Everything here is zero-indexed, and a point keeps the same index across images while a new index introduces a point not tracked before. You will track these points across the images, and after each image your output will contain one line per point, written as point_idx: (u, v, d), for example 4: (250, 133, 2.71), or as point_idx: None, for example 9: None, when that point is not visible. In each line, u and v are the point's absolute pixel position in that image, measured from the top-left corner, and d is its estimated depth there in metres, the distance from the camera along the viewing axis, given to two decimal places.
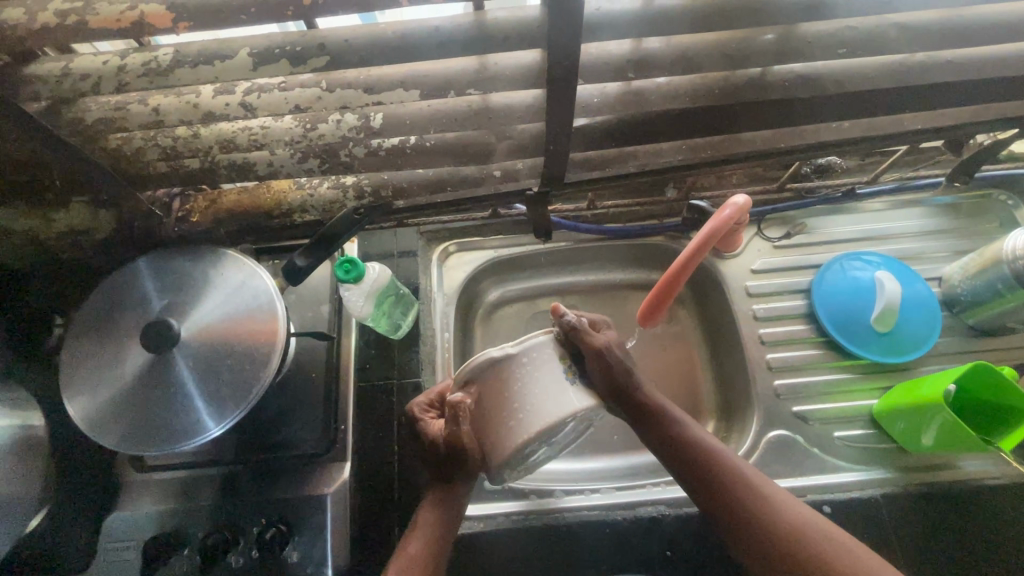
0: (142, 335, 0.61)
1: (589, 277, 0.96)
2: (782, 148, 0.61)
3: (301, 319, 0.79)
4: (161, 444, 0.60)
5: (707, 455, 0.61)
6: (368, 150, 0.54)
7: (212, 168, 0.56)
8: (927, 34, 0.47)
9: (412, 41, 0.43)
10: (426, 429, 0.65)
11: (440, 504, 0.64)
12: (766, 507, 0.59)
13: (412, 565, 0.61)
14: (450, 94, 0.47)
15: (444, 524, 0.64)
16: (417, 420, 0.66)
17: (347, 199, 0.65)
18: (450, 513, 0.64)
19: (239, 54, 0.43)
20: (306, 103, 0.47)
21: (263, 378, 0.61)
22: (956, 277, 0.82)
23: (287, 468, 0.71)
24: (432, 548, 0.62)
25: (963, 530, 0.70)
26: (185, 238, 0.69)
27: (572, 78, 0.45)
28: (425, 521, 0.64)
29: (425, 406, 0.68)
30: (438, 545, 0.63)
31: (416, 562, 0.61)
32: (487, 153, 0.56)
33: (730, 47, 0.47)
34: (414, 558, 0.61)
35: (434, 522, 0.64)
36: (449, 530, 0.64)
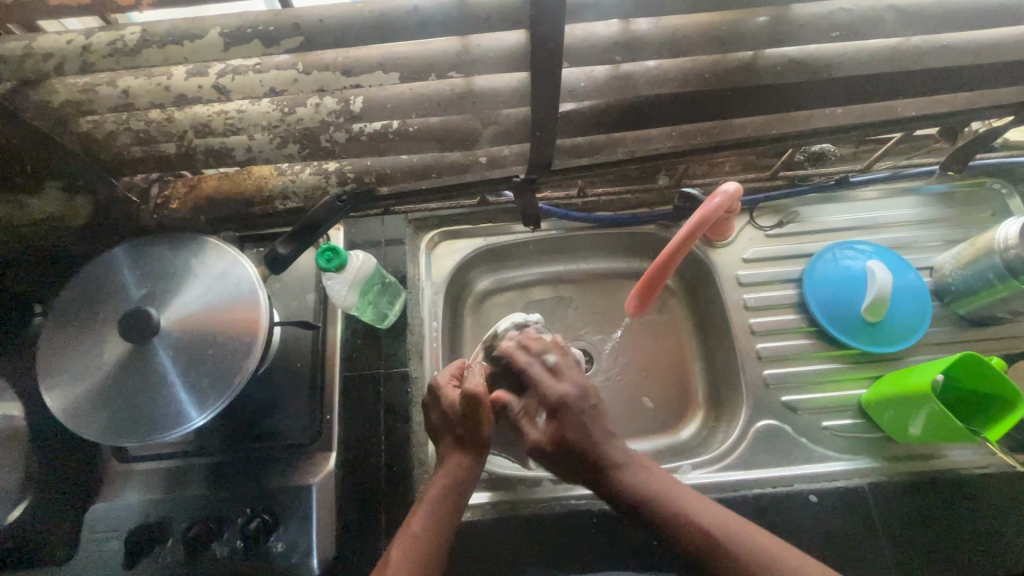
0: (120, 324, 0.60)
1: (580, 266, 0.95)
2: (774, 135, 0.60)
3: (286, 308, 0.78)
4: (141, 436, 0.59)
5: (685, 523, 0.56)
6: (349, 134, 0.53)
7: (188, 154, 0.54)
8: (922, 17, 0.46)
9: (390, 21, 0.41)
10: (446, 395, 0.66)
11: (460, 467, 0.64)
12: (753, 567, 0.53)
13: (420, 529, 0.60)
14: (430, 76, 0.46)
15: (461, 486, 0.63)
16: (439, 387, 0.67)
17: (330, 184, 0.63)
18: (468, 480, 0.64)
19: (210, 33, 0.41)
20: (282, 86, 0.46)
21: (245, 369, 0.60)
22: (947, 267, 0.82)
23: (272, 459, 0.71)
24: (445, 506, 0.62)
25: (947, 519, 0.70)
26: (165, 225, 0.68)
27: (556, 60, 0.43)
28: (439, 484, 0.63)
29: (449, 375, 0.69)
30: (452, 508, 0.62)
31: (426, 522, 0.60)
32: (472, 138, 0.55)
33: (721, 29, 0.45)
34: (423, 518, 0.61)
35: (450, 486, 0.63)
36: (463, 494, 0.63)
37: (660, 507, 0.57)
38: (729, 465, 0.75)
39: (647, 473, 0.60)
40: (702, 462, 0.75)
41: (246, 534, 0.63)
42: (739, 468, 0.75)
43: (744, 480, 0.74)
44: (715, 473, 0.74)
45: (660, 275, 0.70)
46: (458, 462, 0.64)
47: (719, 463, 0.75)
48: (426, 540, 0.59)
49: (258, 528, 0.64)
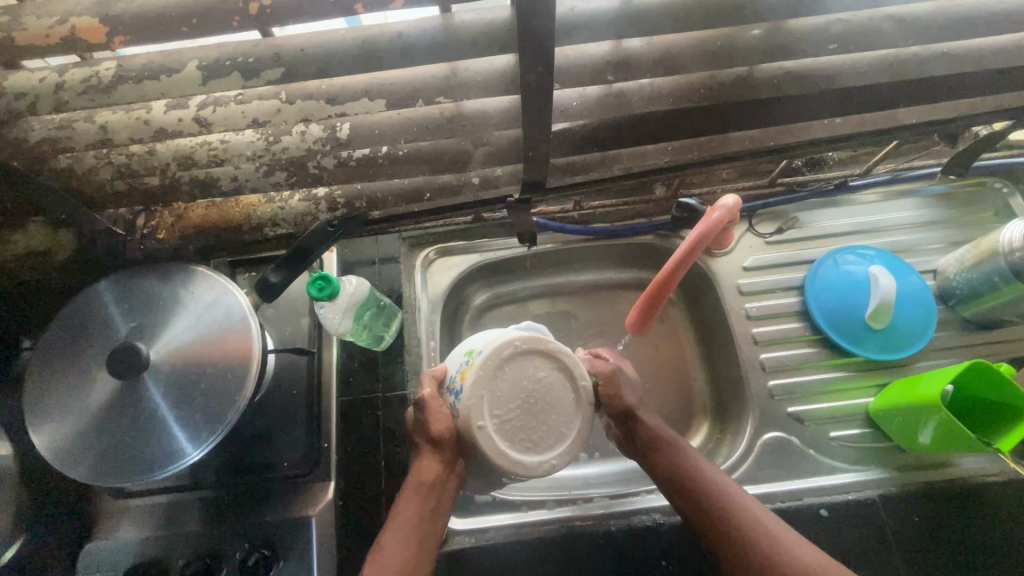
0: (108, 359, 0.58)
1: (578, 278, 0.94)
2: (771, 147, 0.58)
3: (280, 334, 0.76)
4: (134, 474, 0.58)
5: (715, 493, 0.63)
6: (337, 160, 0.52)
7: (173, 186, 0.53)
8: (922, 27, 0.44)
9: (375, 48, 0.40)
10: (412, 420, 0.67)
11: (430, 475, 0.61)
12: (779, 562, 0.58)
13: (396, 546, 0.59)
14: (418, 103, 0.44)
15: (432, 491, 0.61)
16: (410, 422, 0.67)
17: (320, 211, 0.62)
18: (439, 484, 0.61)
19: (187, 67, 0.40)
20: (265, 116, 0.44)
21: (240, 401, 0.59)
22: (951, 269, 0.81)
23: (270, 489, 0.69)
24: (419, 513, 0.61)
25: (960, 530, 0.69)
26: (152, 257, 0.65)
27: (548, 82, 0.42)
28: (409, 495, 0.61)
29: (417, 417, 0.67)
30: (426, 517, 0.61)
31: (401, 535, 0.60)
32: (463, 160, 0.54)
33: (716, 44, 0.44)
34: (398, 531, 0.60)
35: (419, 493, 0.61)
36: (438, 497, 0.61)
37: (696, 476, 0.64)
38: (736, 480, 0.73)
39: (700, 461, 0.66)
40: None
41: (246, 570, 0.62)
42: (747, 483, 0.73)
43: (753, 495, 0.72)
44: None
45: (653, 302, 0.69)
46: (427, 470, 0.61)
47: None
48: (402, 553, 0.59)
49: (257, 563, 0.62)
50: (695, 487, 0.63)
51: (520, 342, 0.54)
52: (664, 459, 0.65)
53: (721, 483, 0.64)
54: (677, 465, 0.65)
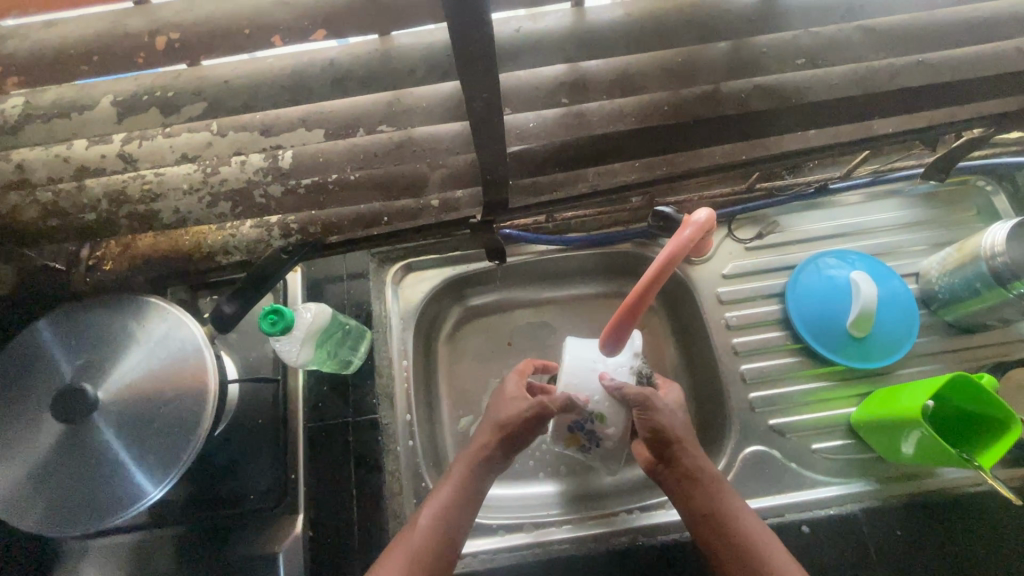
0: (53, 401, 0.55)
1: (556, 288, 0.92)
2: (744, 161, 0.56)
3: (244, 360, 0.73)
4: (89, 520, 0.55)
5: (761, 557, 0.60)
6: (284, 189, 0.49)
7: (110, 221, 0.50)
8: (892, 40, 0.42)
9: (304, 79, 0.37)
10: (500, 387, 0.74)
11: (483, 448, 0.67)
12: None
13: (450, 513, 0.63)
14: (359, 132, 0.41)
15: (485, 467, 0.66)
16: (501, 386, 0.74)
17: (273, 237, 0.59)
18: (492, 463, 0.66)
19: (101, 103, 0.37)
20: (195, 151, 0.41)
21: (195, 441, 0.57)
22: (933, 272, 0.79)
23: (237, 524, 0.67)
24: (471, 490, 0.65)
25: (944, 543, 0.68)
26: (100, 288, 0.63)
27: (496, 109, 0.39)
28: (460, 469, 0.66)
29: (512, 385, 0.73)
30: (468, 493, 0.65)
31: (454, 498, 0.64)
32: (418, 185, 0.51)
33: (676, 61, 0.41)
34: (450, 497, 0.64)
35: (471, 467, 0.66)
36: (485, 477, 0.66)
37: (746, 534, 0.61)
38: None
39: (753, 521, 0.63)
40: None
41: None
42: None
43: None
44: None
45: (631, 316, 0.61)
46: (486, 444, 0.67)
47: None
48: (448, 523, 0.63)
49: None
50: (730, 520, 0.62)
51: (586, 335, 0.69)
52: (712, 507, 0.62)
53: (750, 521, 0.62)
54: (727, 519, 0.62)
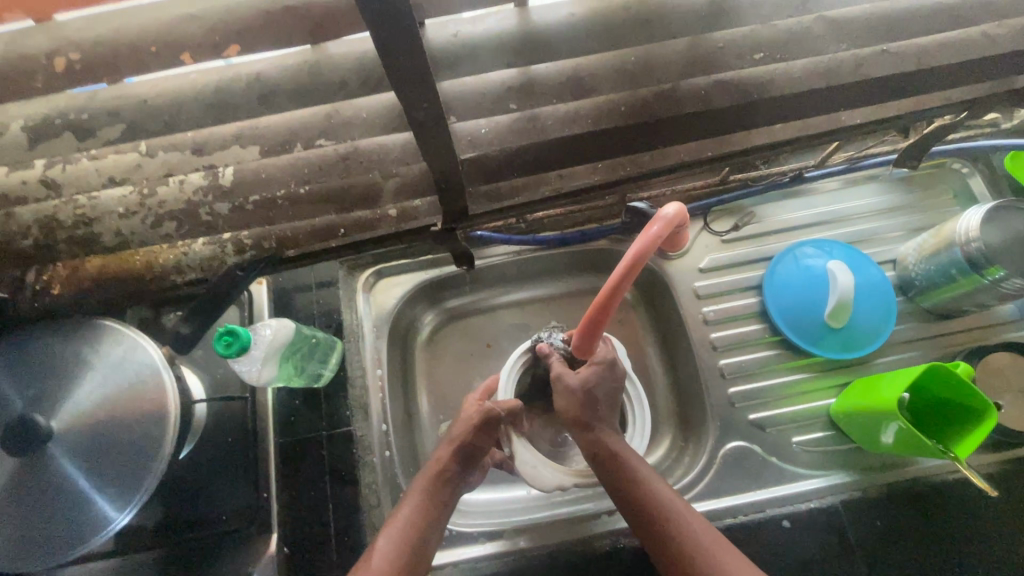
0: (3, 436, 0.53)
1: (533, 287, 0.90)
2: (710, 157, 0.55)
3: (210, 378, 0.71)
4: (48, 555, 0.54)
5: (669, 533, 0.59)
6: (232, 207, 0.46)
7: (48, 247, 0.48)
8: (853, 31, 0.40)
9: (230, 94, 0.34)
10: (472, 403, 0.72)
11: (448, 467, 0.66)
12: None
13: (405, 514, 0.62)
14: (297, 147, 0.39)
15: (446, 486, 0.65)
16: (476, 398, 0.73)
17: (227, 254, 0.57)
18: (455, 481, 0.66)
19: (11, 128, 0.34)
20: (123, 172, 0.39)
21: (155, 469, 0.55)
22: (910, 259, 0.78)
23: (210, 546, 0.65)
24: (433, 503, 0.64)
25: (922, 532, 0.68)
26: (50, 313, 0.60)
27: (439, 118, 0.37)
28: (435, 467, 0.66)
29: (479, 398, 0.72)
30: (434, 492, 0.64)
31: (419, 512, 0.63)
32: (371, 196, 0.49)
33: (630, 61, 0.39)
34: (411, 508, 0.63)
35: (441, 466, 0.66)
36: (449, 495, 0.65)
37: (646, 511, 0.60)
38: (698, 495, 0.71)
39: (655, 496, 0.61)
40: None
41: None
42: (710, 497, 0.71)
43: (716, 510, 0.70)
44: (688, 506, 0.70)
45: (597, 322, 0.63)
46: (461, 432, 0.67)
47: (690, 493, 0.71)
48: (409, 527, 0.61)
49: None
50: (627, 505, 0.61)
51: (565, 329, 0.73)
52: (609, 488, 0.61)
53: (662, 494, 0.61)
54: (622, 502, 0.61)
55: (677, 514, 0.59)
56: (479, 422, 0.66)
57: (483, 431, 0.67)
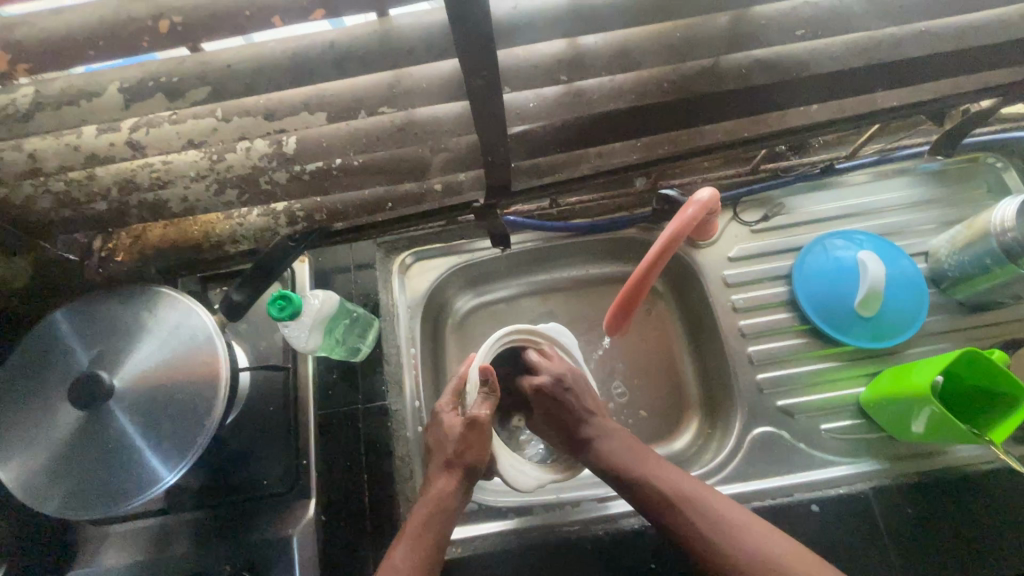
0: (69, 390, 0.56)
1: (562, 274, 0.91)
2: (745, 138, 0.57)
3: (254, 349, 0.74)
4: (107, 505, 0.57)
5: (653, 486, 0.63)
6: (289, 175, 0.49)
7: (121, 211, 0.51)
8: (894, 8, 0.41)
9: (306, 59, 0.37)
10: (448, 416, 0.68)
11: (446, 490, 0.64)
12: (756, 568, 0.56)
13: (404, 555, 0.60)
14: (361, 114, 0.42)
15: (444, 511, 0.64)
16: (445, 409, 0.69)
17: (279, 226, 0.60)
18: (454, 506, 0.64)
19: (108, 89, 0.37)
20: (201, 136, 0.42)
21: (207, 428, 0.57)
22: (943, 251, 0.78)
23: (252, 509, 0.68)
24: (437, 525, 0.63)
25: (954, 520, 0.67)
26: (113, 280, 0.64)
27: (495, 87, 0.39)
28: (430, 500, 0.64)
29: (449, 403, 0.70)
30: (430, 531, 0.62)
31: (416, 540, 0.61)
32: (421, 168, 0.51)
33: (675, 36, 0.41)
34: (410, 547, 0.61)
35: (438, 502, 0.64)
36: (446, 523, 0.63)
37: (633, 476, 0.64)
38: (726, 478, 0.72)
39: (632, 454, 0.67)
40: (699, 477, 0.72)
41: None
42: (738, 480, 0.72)
43: (743, 493, 0.71)
44: (716, 488, 0.71)
45: (624, 311, 0.69)
46: (472, 454, 0.65)
47: (718, 476, 0.72)
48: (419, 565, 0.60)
49: None
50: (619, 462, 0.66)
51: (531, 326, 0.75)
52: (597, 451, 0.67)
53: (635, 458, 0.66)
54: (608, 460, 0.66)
55: (637, 472, 0.64)
56: (466, 432, 0.65)
57: (470, 441, 0.65)
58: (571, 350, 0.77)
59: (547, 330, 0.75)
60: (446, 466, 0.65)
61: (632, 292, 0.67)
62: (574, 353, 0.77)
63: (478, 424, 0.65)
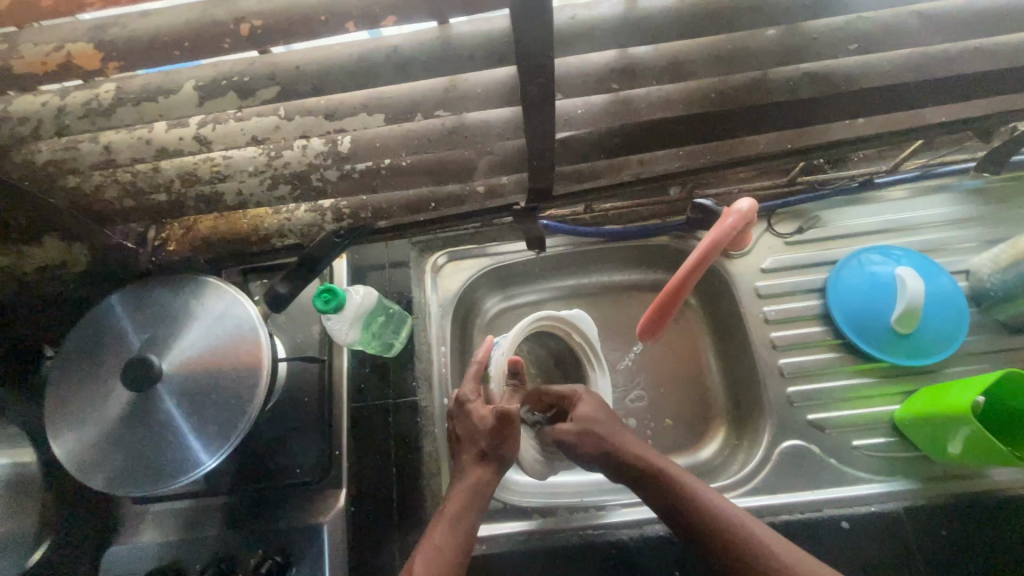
0: (122, 372, 0.59)
1: (592, 279, 0.92)
2: (787, 150, 0.57)
3: (291, 341, 0.77)
4: (151, 484, 0.59)
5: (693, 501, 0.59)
6: (340, 174, 0.51)
7: (180, 202, 0.53)
8: (950, 24, 0.41)
9: (370, 64, 0.39)
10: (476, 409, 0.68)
11: (484, 479, 0.64)
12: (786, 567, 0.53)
13: (443, 543, 0.59)
14: (417, 116, 0.43)
15: (482, 498, 0.63)
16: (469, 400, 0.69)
17: (325, 222, 0.62)
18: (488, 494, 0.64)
19: (184, 87, 0.39)
20: (264, 133, 0.44)
21: (248, 414, 0.59)
22: (984, 270, 0.77)
23: (285, 495, 0.70)
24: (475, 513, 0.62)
25: (988, 544, 0.66)
26: (164, 268, 0.66)
27: (548, 94, 0.40)
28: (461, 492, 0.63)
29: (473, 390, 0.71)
30: (464, 519, 0.61)
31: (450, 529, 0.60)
32: (467, 171, 0.53)
33: (726, 48, 0.42)
34: (445, 534, 0.60)
35: (469, 494, 0.63)
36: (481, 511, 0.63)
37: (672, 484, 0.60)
38: (754, 489, 0.72)
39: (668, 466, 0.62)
40: (726, 488, 0.72)
41: None
42: (765, 493, 0.71)
43: (770, 506, 0.70)
44: (742, 499, 0.71)
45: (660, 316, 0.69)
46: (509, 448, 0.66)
47: (744, 487, 0.72)
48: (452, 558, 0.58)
49: (270, 570, 0.63)
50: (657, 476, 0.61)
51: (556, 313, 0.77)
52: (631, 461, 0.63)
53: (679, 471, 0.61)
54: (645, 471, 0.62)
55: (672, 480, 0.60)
56: (498, 426, 0.65)
57: (501, 434, 0.66)
58: (589, 333, 0.78)
59: (570, 316, 0.77)
60: (480, 456, 0.66)
61: (671, 299, 0.67)
62: (592, 337, 0.78)
63: (510, 419, 0.65)
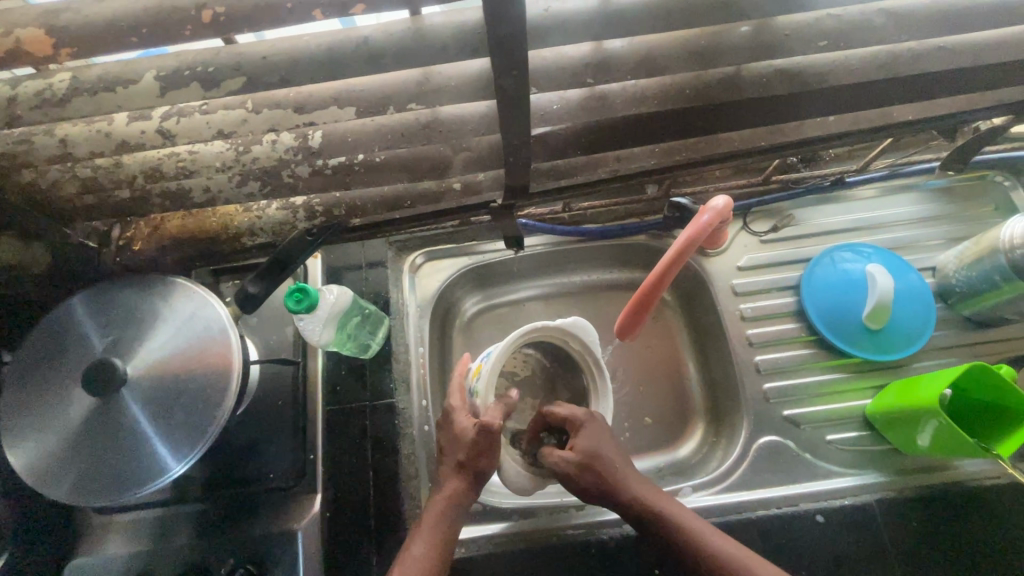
0: (83, 377, 0.56)
1: (571, 278, 0.92)
2: (761, 147, 0.57)
3: (264, 343, 0.75)
4: (113, 494, 0.56)
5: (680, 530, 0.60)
6: (311, 169, 0.50)
7: (144, 198, 0.52)
8: (916, 21, 0.42)
9: (339, 53, 0.38)
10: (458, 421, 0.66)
11: (459, 489, 0.64)
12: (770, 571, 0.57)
13: (420, 552, 0.60)
14: (390, 110, 0.42)
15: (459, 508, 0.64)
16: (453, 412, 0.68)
17: (298, 219, 0.60)
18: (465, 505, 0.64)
19: (145, 78, 0.38)
20: (231, 126, 0.43)
21: (217, 420, 0.57)
22: (951, 266, 0.79)
23: (258, 502, 0.68)
24: (447, 528, 0.62)
25: (957, 534, 0.68)
26: (128, 268, 0.64)
27: (523, 88, 0.40)
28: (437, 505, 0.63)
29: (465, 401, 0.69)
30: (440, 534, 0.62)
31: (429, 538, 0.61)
32: (442, 166, 0.52)
33: (700, 43, 0.42)
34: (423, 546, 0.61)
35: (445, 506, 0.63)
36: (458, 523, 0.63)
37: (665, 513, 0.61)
38: (731, 485, 0.72)
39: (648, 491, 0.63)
40: (706, 485, 0.72)
41: None
42: (743, 488, 0.72)
43: (748, 501, 0.71)
44: (720, 495, 0.71)
45: (641, 310, 0.68)
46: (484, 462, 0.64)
47: (723, 483, 0.72)
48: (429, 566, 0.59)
49: None
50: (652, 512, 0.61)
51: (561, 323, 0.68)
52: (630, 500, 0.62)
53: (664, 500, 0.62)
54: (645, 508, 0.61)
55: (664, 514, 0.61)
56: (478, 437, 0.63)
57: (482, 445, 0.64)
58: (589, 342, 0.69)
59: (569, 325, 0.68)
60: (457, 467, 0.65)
61: (649, 294, 0.66)
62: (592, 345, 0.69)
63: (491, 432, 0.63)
